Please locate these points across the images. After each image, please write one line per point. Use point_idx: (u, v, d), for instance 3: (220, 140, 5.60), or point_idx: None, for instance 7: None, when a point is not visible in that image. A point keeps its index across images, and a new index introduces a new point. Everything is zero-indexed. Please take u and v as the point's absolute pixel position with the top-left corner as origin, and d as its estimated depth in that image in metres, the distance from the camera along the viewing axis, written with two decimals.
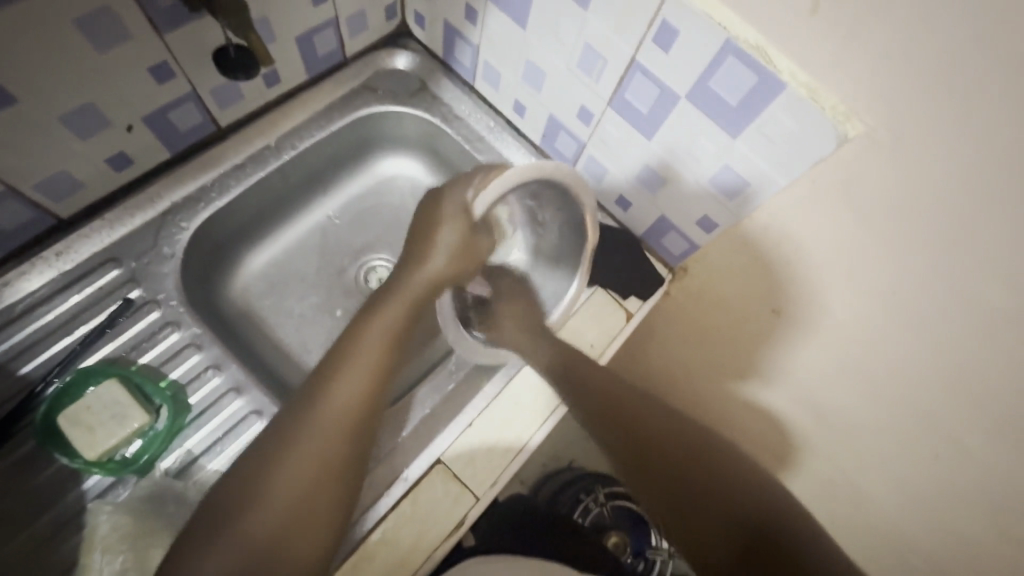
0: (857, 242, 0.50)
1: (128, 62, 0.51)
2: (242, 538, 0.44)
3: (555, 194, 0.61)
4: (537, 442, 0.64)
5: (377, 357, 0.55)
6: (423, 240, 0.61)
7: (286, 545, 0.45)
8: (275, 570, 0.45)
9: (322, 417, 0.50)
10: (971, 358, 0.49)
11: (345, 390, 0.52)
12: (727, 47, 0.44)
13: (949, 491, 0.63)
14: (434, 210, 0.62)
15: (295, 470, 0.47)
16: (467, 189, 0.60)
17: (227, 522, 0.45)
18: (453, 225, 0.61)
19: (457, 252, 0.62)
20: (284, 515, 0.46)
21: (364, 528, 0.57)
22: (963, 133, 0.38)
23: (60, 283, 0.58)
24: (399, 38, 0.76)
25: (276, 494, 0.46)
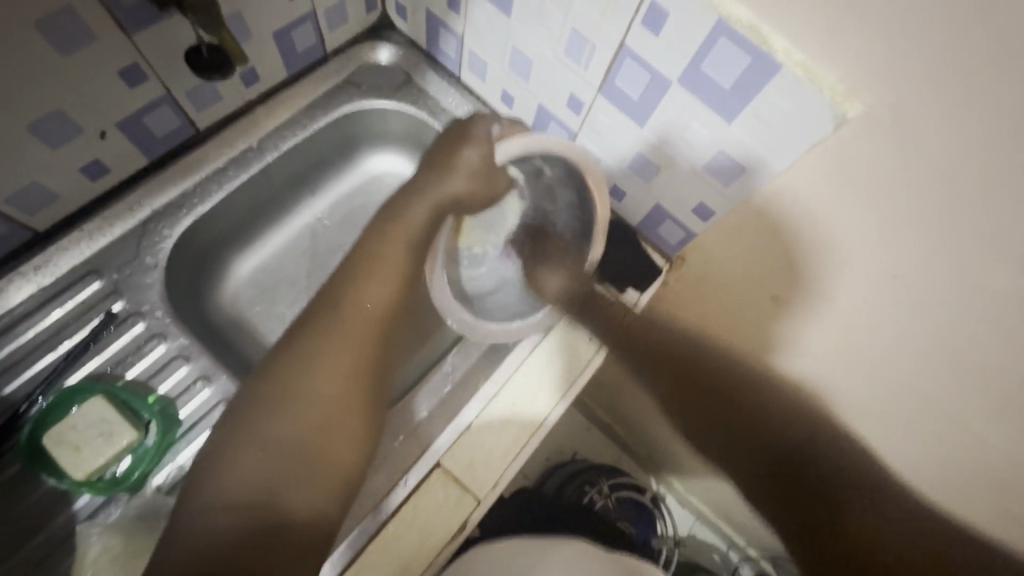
0: (858, 225, 0.48)
1: (96, 65, 0.49)
2: (254, 478, 0.46)
3: (574, 177, 0.60)
4: (555, 419, 0.64)
5: (389, 298, 0.54)
6: (444, 156, 0.57)
7: (297, 482, 0.47)
8: (272, 521, 0.46)
9: (333, 360, 0.50)
10: (977, 338, 0.48)
11: (342, 350, 0.51)
12: (719, 28, 0.43)
13: (955, 473, 0.62)
14: (460, 133, 0.57)
15: (304, 412, 0.48)
16: (493, 124, 0.57)
17: (238, 459, 0.47)
18: (478, 147, 0.56)
19: (481, 176, 0.57)
20: (292, 456, 0.47)
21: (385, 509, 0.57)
22: (967, 108, 0.37)
23: (39, 298, 0.57)
24: (381, 30, 0.74)
25: (274, 452, 0.47)
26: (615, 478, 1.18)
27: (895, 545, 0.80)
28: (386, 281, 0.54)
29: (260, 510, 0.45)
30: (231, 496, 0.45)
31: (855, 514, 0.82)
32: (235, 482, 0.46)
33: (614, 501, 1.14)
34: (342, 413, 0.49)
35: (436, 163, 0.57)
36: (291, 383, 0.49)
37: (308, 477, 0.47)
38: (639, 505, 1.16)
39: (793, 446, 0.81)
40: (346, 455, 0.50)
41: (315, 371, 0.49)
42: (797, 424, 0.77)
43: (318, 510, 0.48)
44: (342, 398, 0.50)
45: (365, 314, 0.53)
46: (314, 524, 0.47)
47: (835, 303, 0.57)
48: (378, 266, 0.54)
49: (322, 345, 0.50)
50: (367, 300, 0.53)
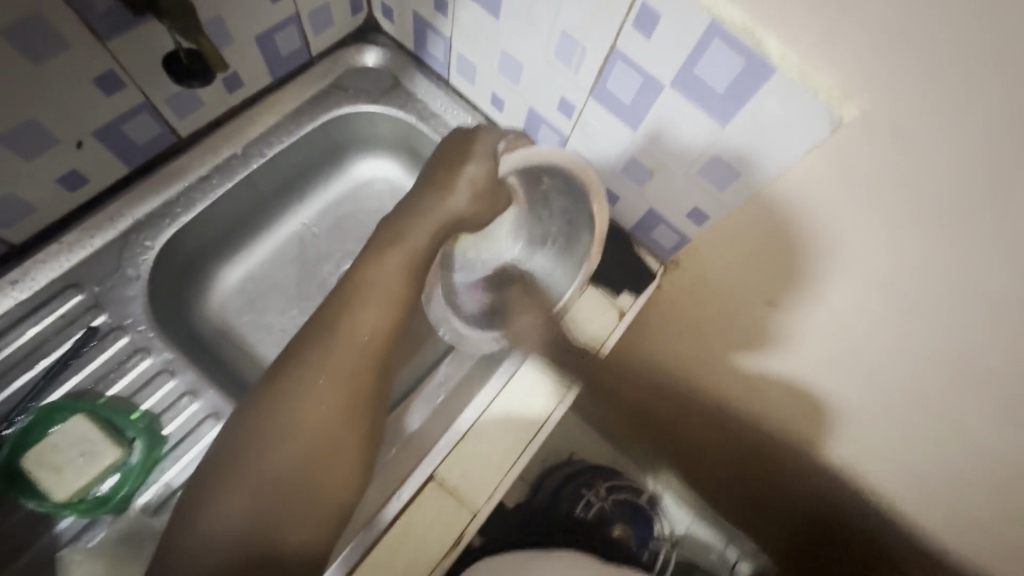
0: (855, 229, 0.48)
1: (70, 72, 0.47)
2: (245, 513, 0.45)
3: (574, 192, 0.56)
4: (556, 419, 0.63)
5: (384, 324, 0.52)
6: (446, 172, 0.56)
7: (288, 517, 0.46)
8: (266, 553, 0.46)
9: (326, 390, 0.49)
10: (979, 340, 0.48)
11: (335, 378, 0.49)
12: (712, 30, 0.42)
13: (952, 472, 0.62)
14: (461, 150, 0.57)
15: (296, 444, 0.47)
16: (499, 139, 0.56)
17: (229, 494, 0.46)
18: (481, 163, 0.55)
19: (483, 194, 0.55)
20: (285, 489, 0.46)
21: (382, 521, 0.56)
22: (965, 112, 0.36)
23: (16, 314, 0.55)
24: (367, 33, 0.72)
25: (265, 482, 0.46)
26: (612, 480, 1.16)
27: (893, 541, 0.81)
28: (380, 305, 0.52)
29: (252, 544, 0.45)
30: (222, 531, 0.45)
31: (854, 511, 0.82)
32: (225, 517, 0.45)
33: (611, 503, 1.12)
34: (335, 443, 0.48)
35: (438, 181, 0.56)
36: (282, 414, 0.48)
37: (302, 507, 0.47)
38: (636, 506, 1.15)
39: (789, 447, 0.80)
40: (340, 488, 0.49)
41: (307, 402, 0.48)
42: (793, 426, 0.76)
43: (309, 542, 0.47)
44: (335, 430, 0.49)
45: (359, 342, 0.51)
46: (306, 556, 0.47)
47: (831, 306, 0.56)
48: (373, 288, 0.52)
49: (315, 375, 0.49)
50: (362, 326, 0.51)
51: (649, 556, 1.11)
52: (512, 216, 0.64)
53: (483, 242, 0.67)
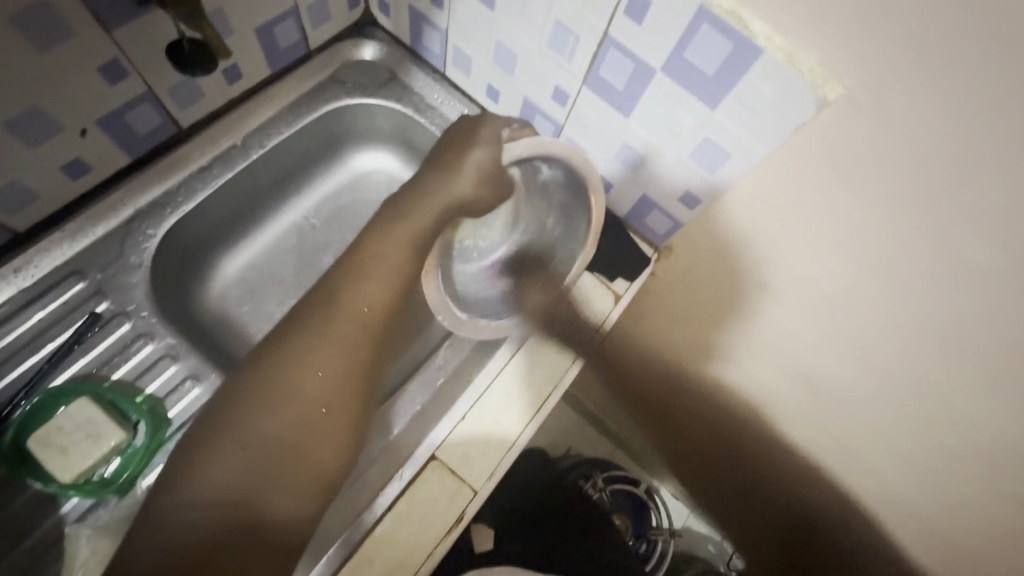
0: (841, 207, 0.49)
1: (75, 60, 0.48)
2: (234, 476, 0.46)
3: (572, 183, 0.60)
4: (526, 438, 0.63)
5: (382, 298, 0.55)
6: (454, 157, 0.60)
7: (277, 481, 0.47)
8: (252, 519, 0.45)
9: (326, 357, 0.51)
10: (962, 314, 0.49)
11: (331, 350, 0.51)
12: (701, 14, 0.43)
13: (941, 451, 0.64)
14: (467, 138, 0.60)
15: (292, 409, 0.49)
16: (504, 127, 0.60)
17: (220, 457, 0.46)
18: (487, 149, 0.59)
19: (487, 181, 0.60)
20: (277, 453, 0.47)
21: (368, 521, 0.57)
22: (942, 89, 0.38)
23: (20, 301, 0.56)
24: (365, 27, 0.74)
25: (257, 446, 0.47)
26: (610, 472, 1.19)
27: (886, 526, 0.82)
28: (379, 283, 0.55)
29: (239, 507, 0.45)
30: (210, 493, 0.45)
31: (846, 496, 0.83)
32: (214, 479, 0.46)
33: (609, 494, 1.15)
34: (329, 412, 0.50)
35: (444, 166, 0.60)
36: (281, 380, 0.49)
37: (292, 474, 0.47)
38: (634, 500, 1.17)
39: (783, 432, 0.82)
40: (331, 458, 0.50)
41: (308, 369, 0.50)
42: (785, 410, 0.78)
43: (296, 512, 0.47)
44: (330, 400, 0.50)
45: (360, 313, 0.54)
46: (291, 527, 0.47)
47: (820, 286, 0.58)
48: (376, 264, 0.55)
49: (316, 342, 0.51)
50: (362, 298, 0.54)
51: (646, 547, 1.12)
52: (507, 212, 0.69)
53: (480, 231, 0.71)
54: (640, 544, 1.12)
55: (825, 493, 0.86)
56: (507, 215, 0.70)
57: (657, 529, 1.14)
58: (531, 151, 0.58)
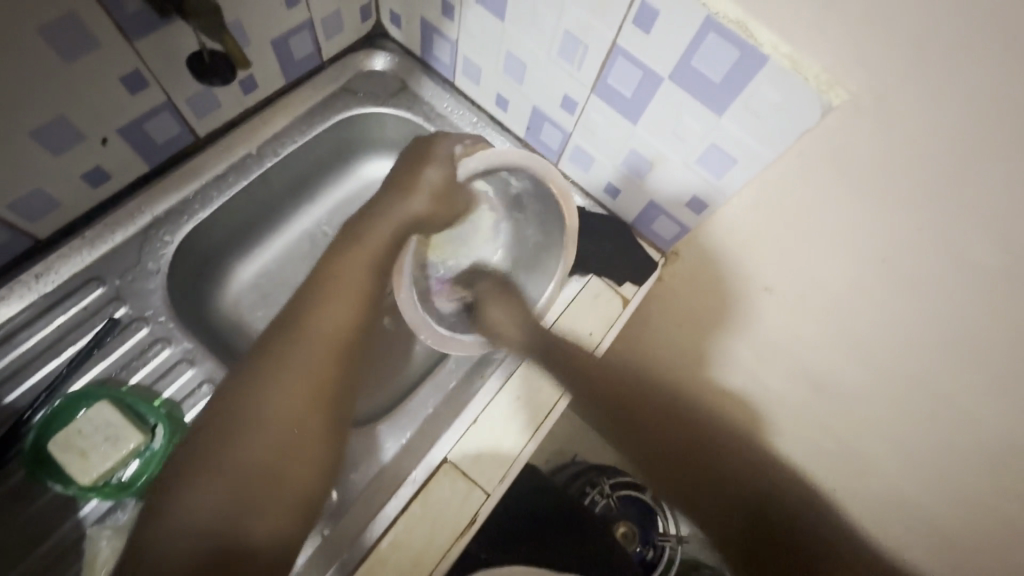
0: (847, 210, 0.50)
1: (99, 71, 0.50)
2: (212, 503, 0.47)
3: (542, 196, 0.66)
4: (530, 453, 0.62)
5: (347, 316, 0.56)
6: (408, 176, 0.63)
7: (254, 505, 0.48)
8: (232, 544, 0.46)
9: (293, 379, 0.52)
10: (968, 316, 0.50)
11: (298, 372, 0.52)
12: (707, 24, 0.45)
13: (949, 454, 0.64)
14: (420, 155, 0.64)
15: (266, 432, 0.50)
16: (457, 144, 0.64)
17: (197, 484, 0.47)
18: (439, 167, 0.63)
19: (441, 198, 0.65)
20: (251, 477, 0.48)
21: (372, 534, 0.57)
22: (945, 94, 0.39)
23: (41, 306, 0.57)
24: (376, 38, 0.75)
25: (233, 471, 0.48)
26: (618, 478, 1.17)
27: (899, 532, 0.81)
28: (343, 304, 0.57)
29: (220, 538, 0.46)
30: (190, 524, 0.46)
31: (860, 501, 0.83)
32: (194, 509, 0.46)
33: (616, 501, 1.13)
34: (302, 432, 0.51)
35: (399, 185, 0.64)
36: (250, 406, 0.50)
37: (268, 496, 0.48)
38: (642, 505, 1.15)
39: (790, 436, 0.82)
40: (305, 476, 0.51)
41: (275, 392, 0.51)
42: (792, 413, 0.78)
43: (278, 534, 0.48)
44: (300, 420, 0.51)
45: (327, 334, 0.55)
46: (275, 552, 0.48)
47: (828, 289, 0.58)
48: (339, 287, 0.57)
49: (281, 366, 0.52)
50: (324, 319, 0.55)
51: (653, 553, 1.11)
52: (485, 227, 0.74)
53: (460, 251, 0.75)
54: (648, 550, 1.11)
55: (836, 498, 0.86)
56: (486, 229, 0.74)
57: (664, 535, 1.13)
58: (489, 162, 0.63)
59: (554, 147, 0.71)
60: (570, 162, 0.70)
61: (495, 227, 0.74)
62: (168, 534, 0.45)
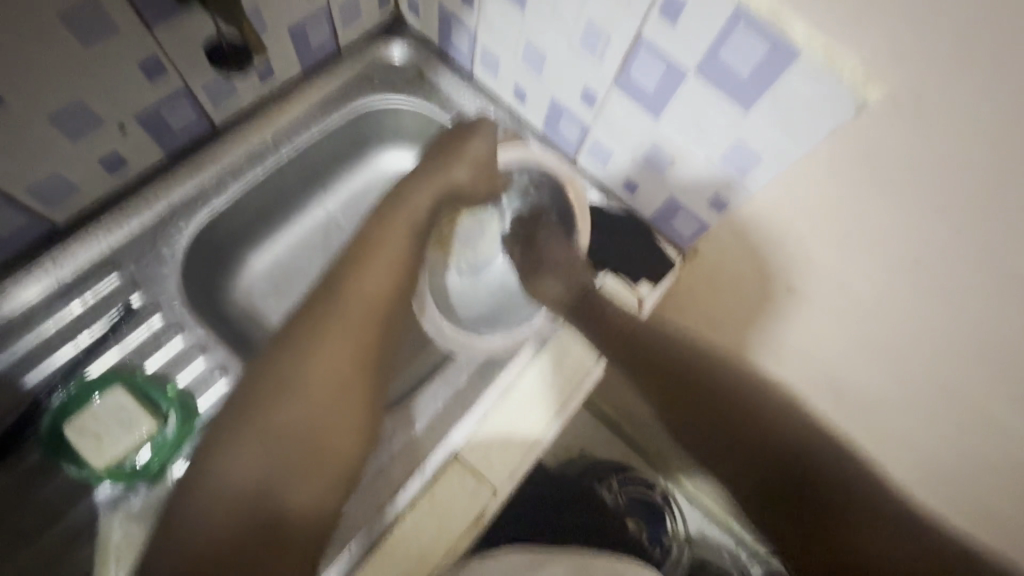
0: (878, 213, 0.48)
1: (118, 57, 0.49)
2: (251, 468, 0.45)
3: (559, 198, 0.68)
4: (549, 438, 0.62)
5: (388, 284, 0.53)
6: (450, 148, 0.58)
7: (296, 476, 0.46)
8: (274, 514, 0.45)
9: (335, 343, 0.49)
10: (1001, 325, 0.48)
11: (339, 338, 0.49)
12: (738, 15, 0.43)
13: (972, 462, 0.62)
14: (465, 127, 0.59)
15: (308, 398, 0.47)
16: (499, 125, 0.61)
17: (239, 453, 0.45)
18: (485, 139, 0.59)
19: (484, 169, 0.59)
20: (292, 447, 0.46)
21: (384, 521, 0.57)
22: (988, 92, 0.37)
23: (59, 290, 0.57)
24: (394, 27, 0.74)
25: (274, 441, 0.46)
26: (624, 475, 1.19)
27: None
28: (387, 263, 0.53)
29: (260, 505, 0.44)
30: (231, 490, 0.44)
31: None
32: (233, 471, 0.45)
33: (623, 498, 1.14)
34: (346, 399, 0.48)
35: (441, 154, 0.58)
36: (292, 371, 0.48)
37: (311, 467, 0.46)
38: (648, 504, 1.16)
39: None
40: (348, 450, 0.48)
41: (319, 358, 0.48)
42: None
43: (318, 507, 0.46)
44: (343, 386, 0.48)
45: (371, 302, 0.51)
46: (315, 522, 0.46)
47: (853, 293, 0.56)
48: (381, 249, 0.54)
49: (327, 328, 0.49)
50: (366, 283, 0.52)
51: (661, 552, 1.09)
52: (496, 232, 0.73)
53: (466, 254, 0.73)
54: (656, 549, 1.09)
55: None
56: (492, 232, 0.73)
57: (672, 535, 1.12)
58: None
59: (572, 140, 0.69)
60: (589, 156, 0.69)
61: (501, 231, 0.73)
62: (208, 497, 0.44)
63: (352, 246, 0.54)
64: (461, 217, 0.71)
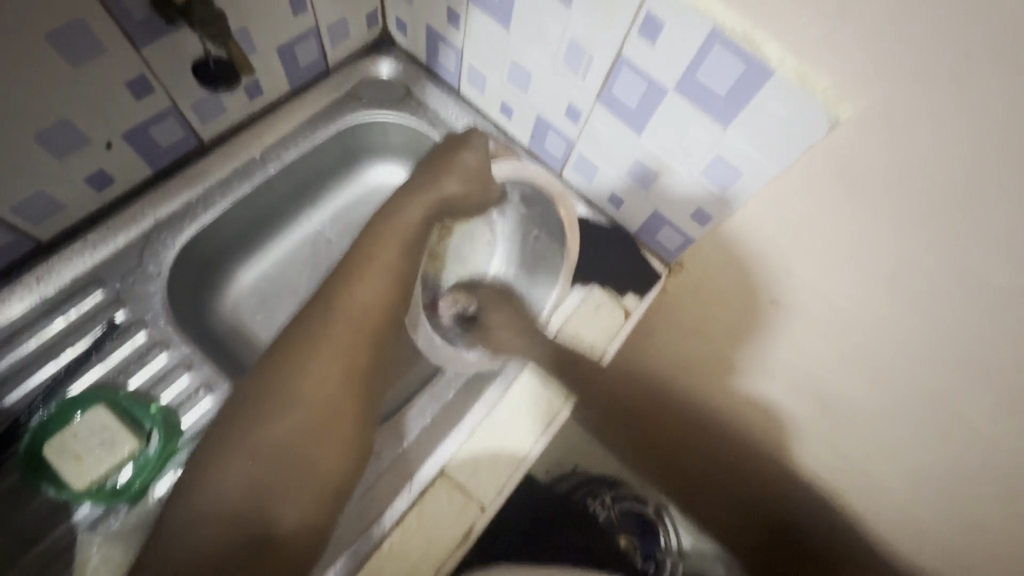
0: (855, 226, 0.49)
1: (105, 76, 0.50)
2: (240, 486, 0.44)
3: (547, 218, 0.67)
4: (536, 453, 0.62)
5: (373, 298, 0.52)
6: (443, 159, 0.58)
7: (283, 493, 0.45)
8: (263, 532, 0.43)
9: (322, 360, 0.49)
10: (979, 334, 0.48)
11: (324, 357, 0.49)
12: (713, 35, 0.44)
13: (957, 473, 0.63)
14: (458, 139, 0.60)
15: (296, 414, 0.46)
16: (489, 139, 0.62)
17: (228, 469, 0.44)
18: (475, 149, 0.59)
19: (475, 179, 0.58)
20: (278, 465, 0.45)
21: (370, 541, 0.56)
22: (953, 108, 0.38)
23: (41, 308, 0.57)
24: (382, 45, 0.76)
25: (257, 459, 0.45)
26: (618, 490, 1.17)
27: (903, 548, 0.80)
28: (376, 278, 0.53)
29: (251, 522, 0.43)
30: (220, 507, 0.43)
31: (863, 516, 0.81)
32: (218, 492, 0.44)
33: (617, 513, 1.13)
34: (334, 413, 0.48)
35: (430, 167, 0.58)
36: (280, 389, 0.47)
37: (298, 486, 0.45)
38: (642, 519, 1.14)
39: (793, 449, 0.81)
40: (336, 461, 0.47)
41: (308, 375, 0.48)
42: (797, 428, 0.77)
43: (309, 521, 0.45)
44: (331, 400, 0.48)
45: (355, 315, 0.51)
46: (303, 539, 0.45)
47: (834, 305, 0.57)
48: (368, 264, 0.54)
49: (314, 344, 0.49)
50: (347, 298, 0.52)
51: (654, 569, 1.08)
52: (488, 242, 0.75)
53: (458, 266, 0.75)
54: (649, 566, 1.08)
55: (841, 514, 0.84)
56: (484, 242, 0.75)
57: (665, 550, 1.11)
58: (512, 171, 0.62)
59: (558, 155, 0.70)
60: (575, 171, 0.70)
61: (494, 242, 0.74)
62: (194, 517, 0.43)
63: (338, 261, 0.54)
64: (454, 234, 0.73)
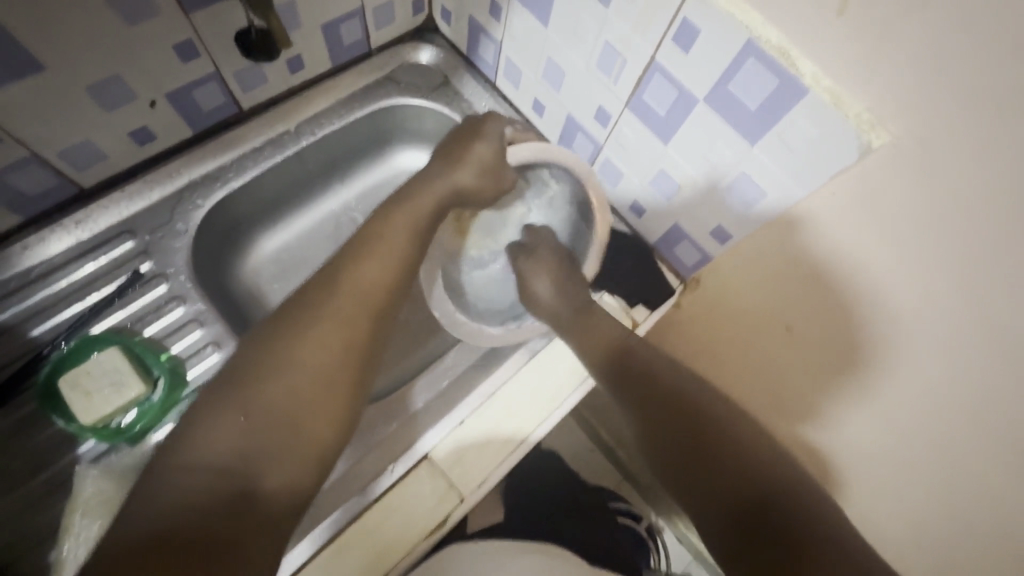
0: (877, 259, 0.47)
1: (155, 37, 0.52)
2: (223, 439, 0.44)
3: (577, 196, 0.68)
4: (541, 434, 0.63)
5: (383, 277, 0.53)
6: (454, 153, 0.60)
7: (270, 452, 0.44)
8: (241, 483, 0.43)
9: (320, 326, 0.49)
10: (999, 391, 0.46)
11: (324, 322, 0.50)
12: (748, 48, 0.43)
13: (965, 533, 0.59)
14: (471, 129, 0.61)
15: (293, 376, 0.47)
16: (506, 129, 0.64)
17: (221, 422, 0.44)
18: (491, 142, 0.60)
19: (488, 173, 0.61)
20: (270, 420, 0.45)
21: (348, 515, 0.57)
22: (993, 152, 0.36)
23: (78, 250, 0.61)
24: (425, 33, 0.77)
25: (258, 405, 0.45)
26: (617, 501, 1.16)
27: None
28: (378, 258, 0.54)
29: (224, 479, 0.43)
30: (195, 460, 0.43)
31: None
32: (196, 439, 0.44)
33: None
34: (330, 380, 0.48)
35: (446, 157, 0.60)
36: (275, 353, 0.48)
37: (289, 449, 0.45)
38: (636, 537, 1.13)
39: None
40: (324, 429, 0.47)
41: (311, 337, 0.49)
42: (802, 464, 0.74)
43: (288, 486, 0.45)
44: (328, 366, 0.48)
45: (358, 291, 0.52)
46: (288, 501, 0.45)
47: (850, 341, 0.55)
48: (380, 242, 0.54)
49: (315, 311, 0.50)
50: (351, 275, 0.52)
51: None
52: (517, 217, 0.75)
53: (487, 242, 0.75)
54: None
55: None
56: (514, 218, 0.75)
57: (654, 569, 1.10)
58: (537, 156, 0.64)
59: (584, 158, 0.70)
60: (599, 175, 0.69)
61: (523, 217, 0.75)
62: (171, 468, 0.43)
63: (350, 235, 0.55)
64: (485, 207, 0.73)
